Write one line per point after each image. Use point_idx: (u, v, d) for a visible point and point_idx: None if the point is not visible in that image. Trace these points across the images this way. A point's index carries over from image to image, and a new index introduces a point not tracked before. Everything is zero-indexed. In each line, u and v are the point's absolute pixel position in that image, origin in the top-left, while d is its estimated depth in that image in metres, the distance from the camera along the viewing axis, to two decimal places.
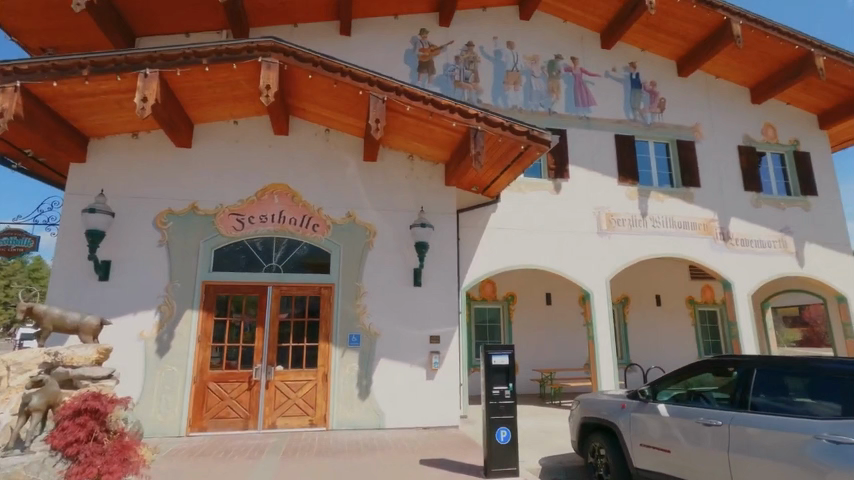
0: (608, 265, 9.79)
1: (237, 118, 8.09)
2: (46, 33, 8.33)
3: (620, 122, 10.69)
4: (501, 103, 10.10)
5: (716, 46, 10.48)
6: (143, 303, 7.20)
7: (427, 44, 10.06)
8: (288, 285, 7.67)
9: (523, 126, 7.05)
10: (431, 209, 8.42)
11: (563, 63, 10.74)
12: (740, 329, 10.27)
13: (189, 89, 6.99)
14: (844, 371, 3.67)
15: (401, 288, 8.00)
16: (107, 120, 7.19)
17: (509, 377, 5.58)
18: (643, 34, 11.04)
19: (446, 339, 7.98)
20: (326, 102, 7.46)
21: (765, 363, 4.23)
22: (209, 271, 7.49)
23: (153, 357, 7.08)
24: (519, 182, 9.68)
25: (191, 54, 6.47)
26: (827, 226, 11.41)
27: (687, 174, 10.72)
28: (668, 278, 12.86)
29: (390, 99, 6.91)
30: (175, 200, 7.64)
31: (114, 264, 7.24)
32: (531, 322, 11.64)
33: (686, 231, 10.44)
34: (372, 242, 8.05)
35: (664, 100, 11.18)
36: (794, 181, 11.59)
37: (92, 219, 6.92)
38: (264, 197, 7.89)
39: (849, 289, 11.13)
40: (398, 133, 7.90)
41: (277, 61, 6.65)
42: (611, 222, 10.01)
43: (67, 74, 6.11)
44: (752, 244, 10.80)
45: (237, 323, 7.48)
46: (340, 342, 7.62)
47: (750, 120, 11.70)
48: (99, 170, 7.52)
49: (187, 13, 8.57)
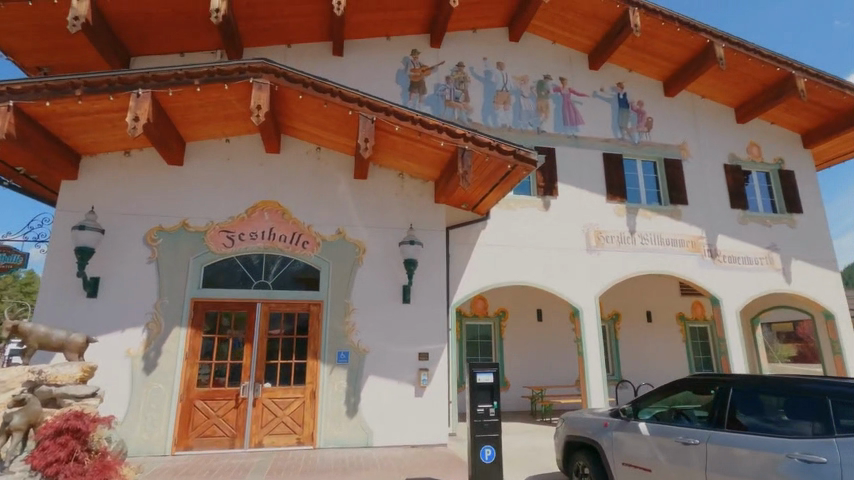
0: (597, 281, 9.86)
1: (229, 136, 8.20)
2: (42, 53, 8.46)
3: (608, 140, 10.87)
4: (490, 122, 10.27)
5: (701, 67, 10.75)
6: (131, 320, 7.19)
7: (418, 64, 10.26)
8: (278, 302, 7.70)
9: (510, 146, 7.18)
10: (421, 227, 8.51)
11: (552, 83, 10.96)
12: (729, 345, 10.31)
13: (181, 109, 7.10)
14: (816, 390, 3.73)
15: (390, 304, 8.04)
16: (99, 138, 7.28)
17: (494, 394, 5.61)
18: (630, 56, 11.31)
19: (435, 356, 7.99)
20: (317, 121, 7.59)
21: (743, 382, 4.28)
22: (198, 288, 7.51)
23: (140, 374, 7.05)
24: (509, 199, 9.80)
25: (183, 75, 6.59)
26: (813, 243, 11.57)
27: (674, 192, 10.88)
28: (658, 294, 12.95)
29: (379, 119, 7.04)
30: (166, 217, 7.69)
31: (103, 281, 7.26)
32: (523, 339, 11.65)
33: (674, 248, 10.56)
34: (361, 259, 8.11)
35: (651, 119, 11.41)
36: (779, 199, 11.78)
37: (82, 236, 6.97)
38: (254, 214, 7.96)
39: (836, 306, 11.25)
40: (387, 151, 8.02)
41: (268, 81, 6.78)
42: (599, 239, 10.12)
43: (60, 94, 6.20)
44: (740, 261, 10.92)
45: (225, 340, 7.48)
46: (328, 359, 7.62)
47: (736, 139, 11.94)
48: (91, 188, 7.58)
49: (183, 34, 8.73)
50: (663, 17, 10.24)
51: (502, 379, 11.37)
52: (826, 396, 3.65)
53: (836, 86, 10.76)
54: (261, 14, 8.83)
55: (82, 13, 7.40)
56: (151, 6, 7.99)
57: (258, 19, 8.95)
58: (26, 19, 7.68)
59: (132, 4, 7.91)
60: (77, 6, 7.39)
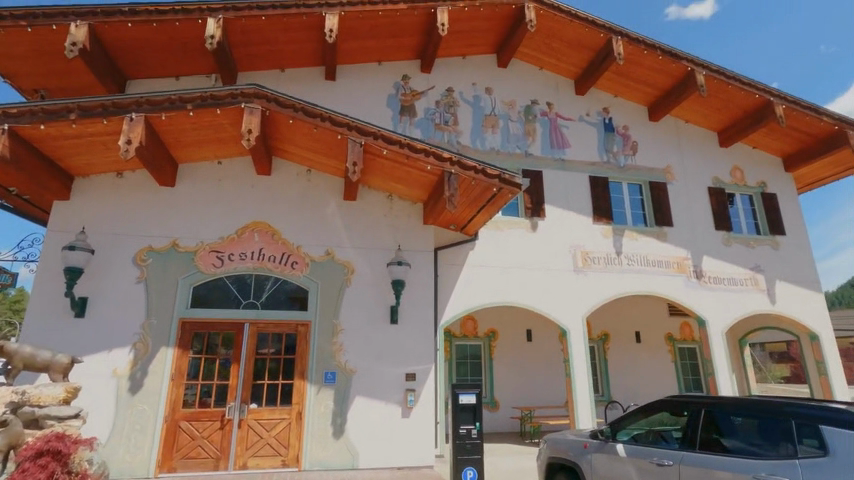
0: (585, 302, 9.98)
1: (221, 158, 8.36)
2: (40, 76, 8.64)
3: (594, 163, 11.12)
4: (479, 145, 10.50)
5: (683, 93, 11.10)
6: (119, 340, 7.21)
7: (408, 89, 10.53)
8: (266, 322, 7.75)
9: (495, 170, 7.37)
10: (409, 248, 8.63)
11: (539, 108, 11.26)
12: (716, 365, 10.39)
13: (174, 132, 7.26)
14: (781, 412, 3.87)
15: (378, 325, 8.10)
16: (92, 160, 7.40)
17: (476, 416, 6.05)
18: (614, 82, 11.66)
19: (421, 377, 8.03)
20: (307, 144, 7.77)
21: (714, 404, 4.43)
22: (187, 308, 7.56)
23: (125, 395, 7.03)
24: (497, 220, 9.96)
25: (176, 99, 6.77)
26: (796, 265, 11.78)
27: (659, 214, 11.09)
28: (647, 315, 13.06)
29: (367, 142, 7.23)
30: (156, 237, 7.79)
31: (91, 301, 7.30)
32: (512, 359, 11.68)
33: (660, 269, 10.71)
34: (350, 279, 8.21)
35: (636, 143, 11.69)
36: (762, 221, 12.03)
37: (72, 256, 7.06)
38: (244, 234, 8.07)
39: (820, 327, 11.39)
40: (376, 174, 8.19)
41: (259, 106, 6.98)
42: (586, 260, 10.27)
43: (55, 118, 6.35)
44: (725, 282, 11.09)
45: (212, 360, 7.50)
46: (315, 380, 7.63)
47: (719, 162, 12.23)
48: (82, 208, 7.68)
49: (178, 59, 8.96)
50: (645, 45, 10.64)
51: (492, 400, 11.36)
52: (789, 417, 3.79)
53: (813, 113, 11.13)
54: (255, 40, 9.10)
55: (80, 39, 7.61)
56: (148, 32, 8.23)
57: (252, 45, 9.21)
58: (25, 44, 7.88)
59: (129, 31, 8.14)
60: (75, 32, 7.60)
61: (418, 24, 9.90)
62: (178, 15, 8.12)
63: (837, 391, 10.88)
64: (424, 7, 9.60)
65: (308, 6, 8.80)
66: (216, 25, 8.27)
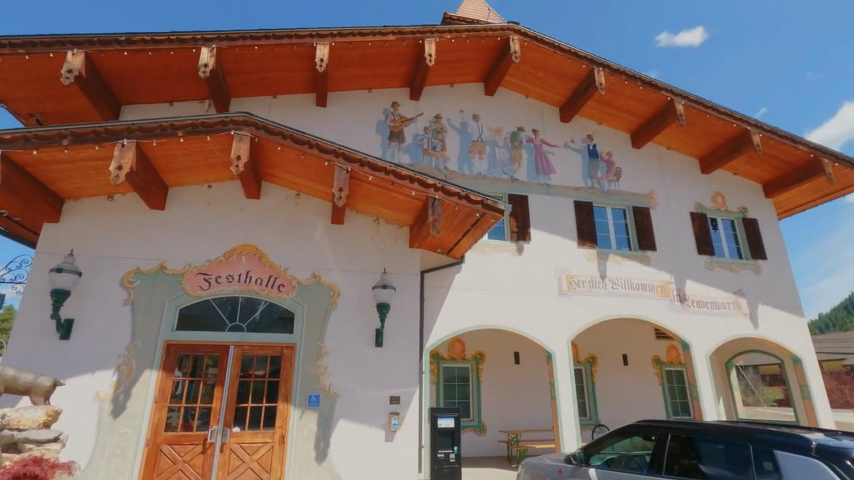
0: (569, 325, 10.09)
1: (211, 183, 8.54)
2: (36, 101, 8.85)
3: (579, 189, 11.39)
4: (466, 170, 10.73)
5: (663, 122, 11.46)
6: (102, 362, 7.23)
7: (397, 115, 10.82)
8: (251, 345, 7.80)
9: (478, 196, 7.57)
10: (394, 271, 8.78)
11: (525, 135, 11.58)
12: (700, 389, 10.47)
13: (164, 157, 7.44)
14: (738, 439, 4.29)
15: (363, 348, 8.17)
16: (83, 184, 7.55)
17: (452, 442, 8.00)
18: (597, 110, 12.03)
19: (406, 400, 8.07)
20: (295, 170, 7.97)
21: (680, 430, 4.84)
22: (172, 330, 7.61)
23: (107, 418, 7.02)
24: (483, 243, 10.14)
25: (167, 126, 6.97)
26: (777, 289, 12.00)
27: (642, 238, 11.32)
28: (634, 337, 13.17)
29: (353, 169, 7.43)
30: (144, 259, 7.89)
31: (76, 323, 7.34)
32: (500, 382, 11.71)
33: (643, 292, 10.88)
34: (335, 302, 8.31)
35: (619, 168, 12.00)
36: (744, 245, 12.29)
37: (59, 278, 7.15)
38: (232, 257, 8.19)
39: (802, 351, 11.54)
40: (363, 199, 8.38)
41: (249, 134, 7.19)
42: (571, 283, 10.43)
43: (47, 143, 6.51)
44: (708, 305, 11.26)
45: (196, 382, 7.53)
46: (299, 403, 7.66)
47: (701, 188, 12.55)
48: (72, 231, 7.79)
49: (172, 85, 9.21)
50: (626, 76, 11.04)
51: (479, 423, 11.33)
52: (749, 443, 4.20)
53: (789, 141, 11.51)
54: (248, 68, 9.39)
55: (76, 67, 7.83)
56: (143, 60, 8.48)
57: (245, 73, 9.50)
58: (22, 71, 8.10)
59: (125, 58, 8.39)
60: (71, 60, 7.83)
61: (407, 54, 10.25)
62: (173, 44, 8.40)
63: (820, 415, 10.97)
64: (412, 38, 9.96)
65: (300, 36, 9.13)
66: (210, 54, 8.55)
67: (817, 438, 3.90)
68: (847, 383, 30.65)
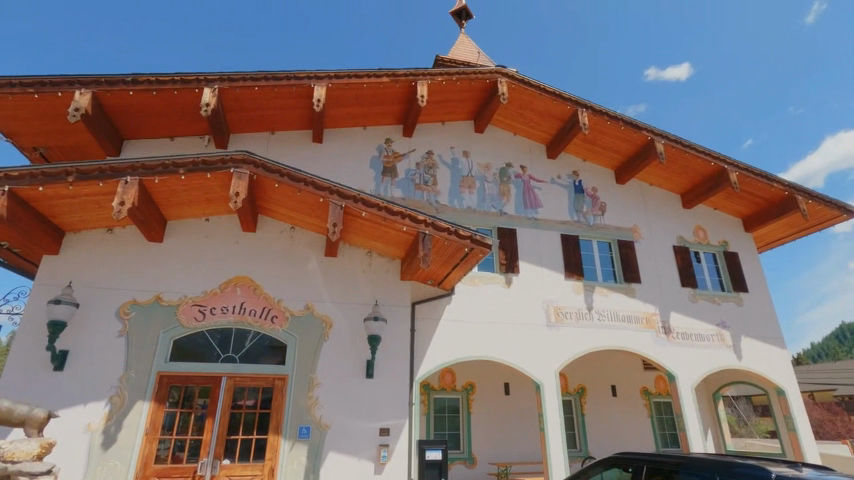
0: (558, 356, 10.28)
1: (209, 216, 8.81)
2: (41, 136, 9.18)
3: (565, 223, 11.79)
4: (456, 203, 11.10)
5: (644, 160, 12.00)
6: (95, 393, 7.30)
7: (391, 151, 11.26)
8: (243, 376, 7.92)
9: (467, 231, 7.88)
10: (386, 303, 9.02)
11: (513, 170, 12.03)
12: (687, 420, 10.61)
13: (166, 193, 7.73)
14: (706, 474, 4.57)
15: (353, 379, 8.31)
16: (85, 217, 7.79)
17: (440, 471, 7.77)
18: (582, 147, 12.57)
19: (395, 431, 8.17)
20: (291, 205, 8.27)
21: (656, 465, 5.12)
22: (166, 361, 7.72)
23: (98, 450, 7.04)
24: (473, 275, 10.42)
25: (170, 164, 7.27)
26: (759, 321, 12.32)
27: (628, 271, 11.66)
28: (622, 368, 13.35)
29: (348, 205, 7.74)
30: (141, 291, 8.07)
31: (71, 354, 7.44)
32: (490, 413, 11.78)
33: (629, 324, 11.13)
34: (327, 334, 8.48)
35: (604, 203, 12.46)
36: (726, 278, 12.67)
37: (57, 309, 7.31)
38: (227, 288, 8.39)
39: (786, 383, 11.76)
40: (355, 232, 8.68)
41: (248, 171, 7.50)
42: (559, 315, 10.66)
43: (53, 180, 6.76)
44: (692, 337, 11.53)
45: (187, 413, 7.60)
46: (289, 435, 7.73)
47: (683, 223, 13.01)
48: (71, 263, 7.98)
49: (174, 122, 9.60)
50: (608, 117, 11.60)
51: (470, 455, 11.29)
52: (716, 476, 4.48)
53: (765, 179, 12.04)
54: (248, 106, 9.81)
55: (83, 105, 8.16)
56: (148, 99, 8.86)
57: (245, 110, 9.91)
58: (30, 108, 8.43)
59: (130, 97, 8.77)
60: (79, 99, 8.17)
61: (400, 94, 10.74)
62: (177, 84, 8.79)
63: (806, 447, 11.11)
64: (405, 80, 10.46)
65: (298, 77, 9.59)
66: (212, 93, 8.95)
67: (780, 471, 4.14)
68: (838, 414, 30.74)
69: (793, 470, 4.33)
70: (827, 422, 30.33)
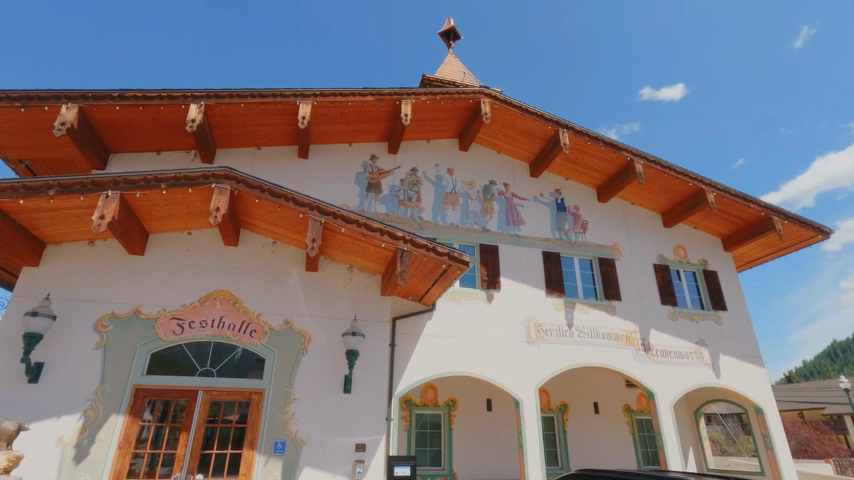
0: (537, 372, 10.35)
1: (191, 230, 8.92)
2: (26, 149, 9.26)
3: (547, 240, 11.96)
4: (440, 220, 11.25)
5: (624, 180, 12.28)
6: (69, 406, 7.30)
7: (376, 168, 11.44)
8: (219, 390, 7.94)
9: (445, 248, 8.00)
10: (365, 318, 9.08)
11: (496, 188, 12.24)
12: (665, 438, 10.68)
13: (148, 207, 7.83)
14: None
15: (331, 394, 8.35)
16: (67, 230, 7.89)
17: None
18: (564, 166, 12.85)
19: (372, 447, 8.18)
20: (272, 220, 8.39)
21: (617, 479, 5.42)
22: (142, 374, 7.74)
23: (69, 464, 7.00)
24: (455, 291, 10.53)
25: (151, 179, 7.36)
26: (738, 339, 12.49)
27: (608, 288, 11.82)
28: (605, 386, 13.42)
29: (327, 221, 7.85)
30: (119, 303, 8.11)
31: (46, 366, 7.45)
32: (472, 429, 11.81)
33: (609, 341, 11.24)
34: (306, 348, 8.54)
35: (585, 221, 12.68)
36: (706, 297, 12.87)
37: (33, 322, 7.32)
38: (206, 302, 8.46)
39: (764, 401, 11.89)
40: (336, 248, 8.80)
41: (229, 187, 7.62)
42: (539, 332, 10.76)
43: (34, 194, 6.84)
44: (671, 354, 11.65)
45: (163, 427, 7.61)
46: (264, 450, 7.73)
47: (663, 241, 13.24)
48: (50, 275, 8.02)
49: (160, 137, 9.76)
50: (589, 137, 11.86)
51: (450, 472, 11.22)
52: None
53: (742, 200, 12.29)
54: (233, 122, 9.97)
55: (69, 119, 8.25)
56: (134, 114, 8.99)
57: (231, 126, 10.08)
58: (16, 122, 8.52)
59: (117, 112, 8.89)
60: (65, 113, 8.27)
61: (385, 112, 10.96)
62: (163, 100, 8.94)
63: (783, 466, 11.22)
64: (390, 99, 10.67)
65: (284, 95, 9.77)
66: (198, 109, 9.10)
67: None
68: (826, 433, 30.67)
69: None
70: (814, 440, 29.93)
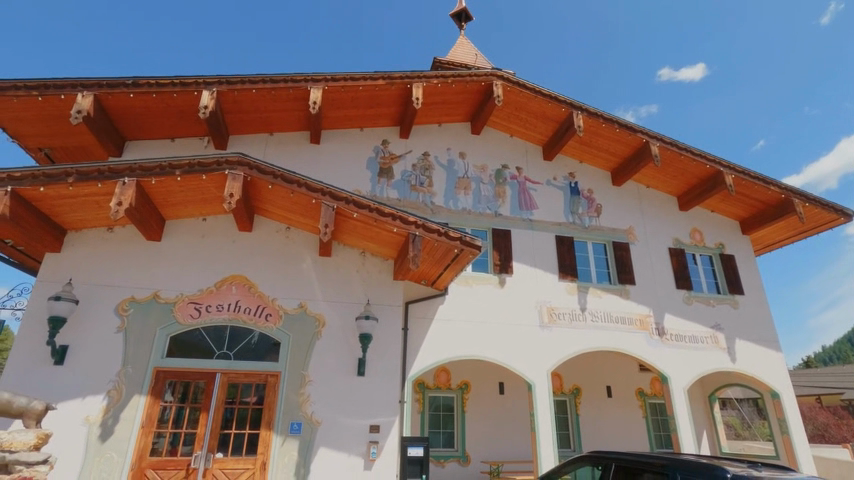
0: (550, 356, 10.37)
1: (207, 216, 9.05)
2: (45, 137, 9.44)
3: (560, 224, 11.87)
4: (452, 204, 11.21)
5: (639, 163, 12.08)
6: (94, 387, 7.54)
7: (387, 153, 11.42)
8: (236, 373, 8.13)
9: (457, 232, 7.99)
10: (378, 303, 9.16)
11: (509, 172, 12.14)
12: (678, 422, 10.66)
13: (163, 194, 7.95)
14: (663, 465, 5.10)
15: (345, 377, 8.48)
16: (86, 216, 8.06)
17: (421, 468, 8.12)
18: (578, 149, 12.67)
19: (385, 429, 8.32)
20: (285, 206, 8.46)
21: (623, 460, 5.63)
22: (162, 357, 7.95)
23: (95, 443, 7.28)
24: (467, 276, 10.53)
25: (166, 166, 7.46)
26: (755, 324, 12.33)
27: (622, 272, 11.72)
28: (618, 370, 13.42)
29: (340, 207, 7.89)
30: (139, 288, 8.30)
31: (71, 349, 7.70)
32: (484, 412, 11.93)
33: (623, 325, 11.19)
34: (320, 332, 8.67)
35: (600, 205, 12.52)
36: (722, 281, 12.69)
37: (56, 306, 7.54)
38: (222, 287, 8.61)
39: (781, 385, 11.76)
40: (349, 233, 8.85)
41: (242, 173, 7.68)
42: (552, 316, 10.75)
43: (54, 181, 6.98)
44: (685, 339, 11.55)
45: (183, 407, 7.83)
46: (281, 430, 7.93)
47: (679, 225, 13.03)
48: (71, 261, 8.24)
49: (174, 124, 9.84)
50: (603, 119, 11.65)
51: (463, 453, 11.40)
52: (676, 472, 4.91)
53: (761, 182, 12.02)
54: (246, 108, 10.01)
55: (85, 107, 8.37)
56: (148, 101, 9.08)
57: (243, 112, 10.12)
58: (34, 110, 8.67)
59: (131, 100, 8.98)
60: (81, 102, 8.37)
61: (396, 96, 10.88)
62: (176, 87, 9.00)
63: (798, 451, 11.13)
64: (401, 83, 10.59)
65: (295, 80, 9.76)
66: (210, 96, 9.13)
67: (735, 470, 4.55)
68: (844, 419, 30.29)
69: (749, 470, 4.64)
70: (833, 426, 29.48)
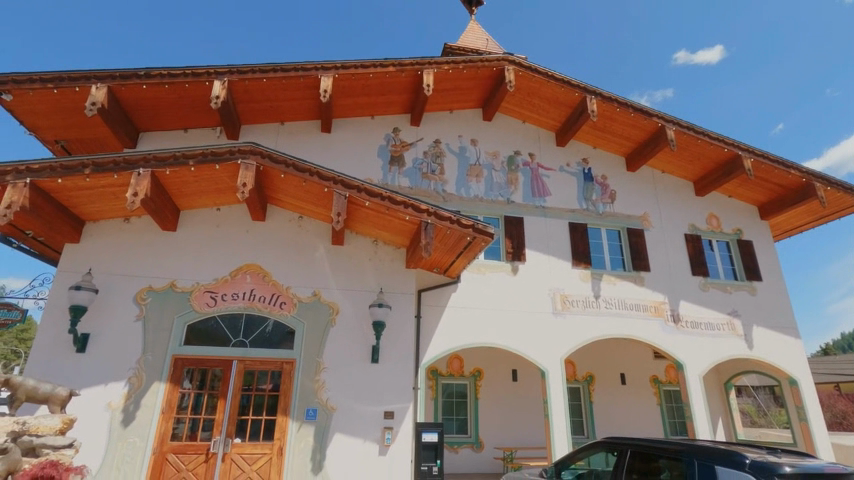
0: (563, 344, 10.34)
1: (220, 206, 9.13)
2: (61, 130, 9.57)
3: (573, 211, 11.74)
4: (463, 192, 11.15)
5: (654, 148, 11.86)
6: (115, 374, 7.73)
7: (398, 140, 11.36)
8: (252, 360, 8.26)
9: (470, 220, 7.94)
10: (391, 291, 9.19)
11: (521, 159, 12.02)
12: (694, 409, 10.58)
13: (178, 184, 8.03)
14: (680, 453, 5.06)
15: (360, 364, 8.56)
16: (103, 207, 8.19)
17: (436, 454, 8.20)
18: (592, 135, 12.47)
19: (400, 415, 8.40)
20: (298, 194, 8.49)
21: (638, 446, 5.60)
22: (180, 345, 8.10)
23: (118, 428, 7.47)
24: (479, 263, 10.50)
25: (180, 156, 7.52)
26: (773, 310, 12.13)
27: (637, 259, 11.58)
28: (632, 357, 13.34)
29: (352, 195, 7.90)
30: (156, 278, 8.44)
31: (92, 338, 7.88)
32: (497, 398, 11.98)
33: (637, 312, 11.09)
34: (334, 319, 8.74)
35: (614, 191, 12.35)
36: (739, 267, 12.48)
37: (77, 295, 7.70)
38: (237, 276, 8.71)
39: (799, 372, 11.59)
40: (361, 222, 8.87)
41: (255, 162, 7.71)
42: (565, 303, 10.69)
43: (71, 173, 7.09)
44: (701, 326, 11.42)
45: (202, 394, 7.98)
46: (297, 416, 8.05)
47: (696, 211, 12.81)
48: (90, 251, 8.39)
49: (186, 115, 9.90)
50: (618, 103, 11.44)
51: (476, 440, 11.49)
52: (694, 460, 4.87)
53: (781, 166, 11.73)
54: (257, 97, 10.01)
55: (99, 99, 8.45)
56: (160, 92, 9.13)
57: (255, 102, 10.13)
58: (50, 103, 8.79)
59: (144, 91, 9.04)
60: (95, 94, 8.45)
61: (406, 83, 10.79)
62: (188, 77, 9.03)
63: (817, 439, 10.99)
64: (412, 69, 10.49)
65: (305, 68, 9.72)
66: (221, 86, 9.15)
67: (753, 457, 4.51)
68: None
69: (767, 456, 4.61)
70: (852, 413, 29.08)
